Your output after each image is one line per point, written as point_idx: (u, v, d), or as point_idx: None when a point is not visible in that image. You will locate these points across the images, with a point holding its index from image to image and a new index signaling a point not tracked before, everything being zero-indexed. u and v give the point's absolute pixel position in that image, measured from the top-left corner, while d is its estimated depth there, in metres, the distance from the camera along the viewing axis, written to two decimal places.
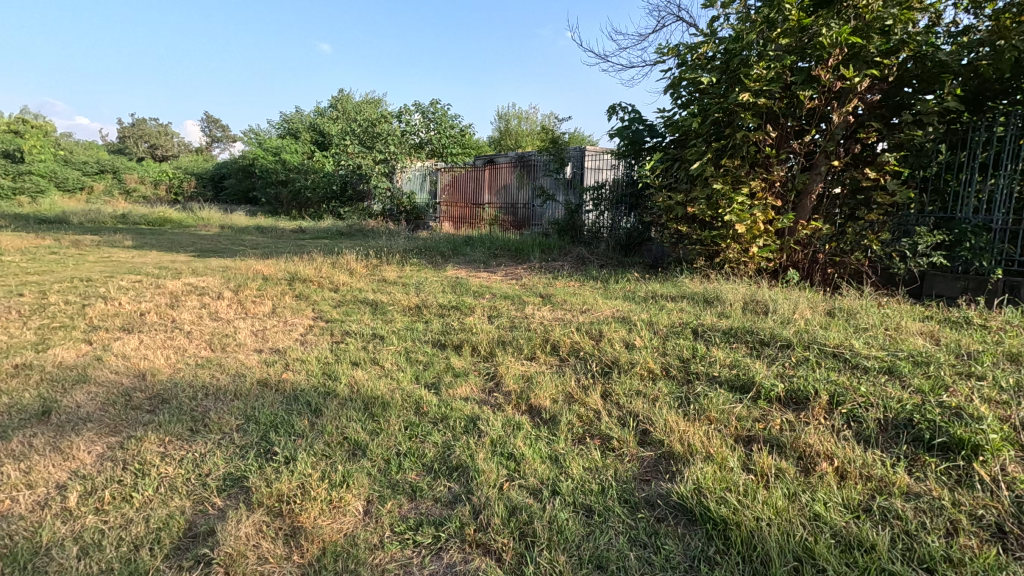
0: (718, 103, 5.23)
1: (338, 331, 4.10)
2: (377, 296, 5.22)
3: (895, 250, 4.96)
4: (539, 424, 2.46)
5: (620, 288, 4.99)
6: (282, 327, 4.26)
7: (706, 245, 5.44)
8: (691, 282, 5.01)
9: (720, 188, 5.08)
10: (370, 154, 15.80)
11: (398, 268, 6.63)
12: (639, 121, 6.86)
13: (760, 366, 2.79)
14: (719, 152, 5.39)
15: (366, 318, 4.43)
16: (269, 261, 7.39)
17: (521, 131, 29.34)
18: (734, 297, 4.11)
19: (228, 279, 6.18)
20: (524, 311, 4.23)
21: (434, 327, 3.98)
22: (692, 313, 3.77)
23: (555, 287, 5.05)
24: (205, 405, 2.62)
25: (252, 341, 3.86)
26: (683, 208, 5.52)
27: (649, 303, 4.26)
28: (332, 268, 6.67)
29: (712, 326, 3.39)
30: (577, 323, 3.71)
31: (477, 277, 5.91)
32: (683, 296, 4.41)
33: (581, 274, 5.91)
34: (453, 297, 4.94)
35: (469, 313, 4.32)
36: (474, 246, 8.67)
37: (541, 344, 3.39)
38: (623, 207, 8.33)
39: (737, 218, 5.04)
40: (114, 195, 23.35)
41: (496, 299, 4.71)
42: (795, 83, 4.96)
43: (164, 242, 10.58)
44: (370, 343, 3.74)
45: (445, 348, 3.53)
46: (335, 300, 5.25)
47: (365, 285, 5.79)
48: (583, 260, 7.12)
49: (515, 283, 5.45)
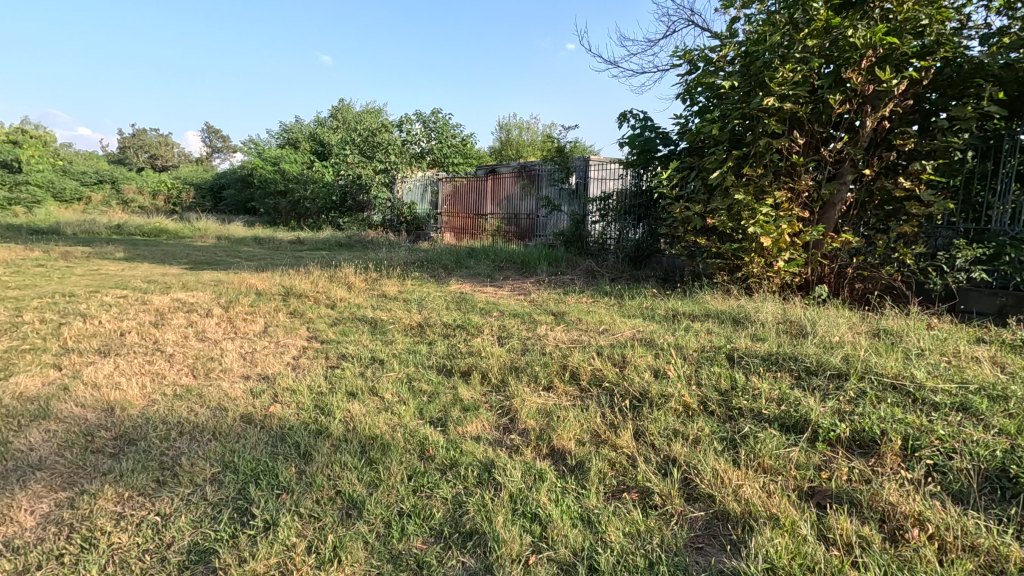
0: (739, 109, 4.93)
1: (334, 354, 3.75)
2: (377, 313, 4.89)
3: (929, 265, 4.64)
4: (564, 473, 2.11)
5: (637, 306, 4.65)
6: (273, 350, 3.92)
7: (727, 259, 5.12)
8: (713, 298, 4.68)
9: (744, 199, 4.76)
10: (371, 164, 15.53)
11: (399, 282, 6.30)
12: (650, 129, 6.56)
13: (813, 401, 2.44)
14: (740, 160, 5.08)
15: (364, 339, 4.09)
16: (264, 274, 7.06)
17: (522, 141, 29.15)
18: (765, 317, 3.77)
19: (219, 294, 5.84)
20: (536, 332, 3.89)
21: (439, 350, 3.64)
22: (723, 336, 3.43)
23: (568, 305, 4.71)
24: (177, 448, 2.28)
25: (239, 366, 3.51)
26: (702, 220, 5.19)
27: (672, 323, 3.92)
28: (330, 282, 6.35)
29: (748, 352, 3.05)
30: (596, 347, 3.37)
31: (483, 293, 5.58)
32: (708, 315, 4.07)
33: (593, 289, 5.58)
34: (458, 315, 4.60)
35: (477, 334, 3.98)
36: (478, 258, 8.34)
37: (558, 371, 3.05)
38: (631, 218, 8.03)
39: (762, 230, 4.69)
40: (112, 205, 23.08)
41: (505, 317, 4.37)
42: (822, 87, 4.65)
43: (158, 254, 10.24)
44: (368, 369, 3.40)
45: (451, 375, 3.19)
46: (333, 317, 4.91)
47: (364, 301, 5.46)
48: (593, 273, 6.80)
49: (524, 299, 5.12)
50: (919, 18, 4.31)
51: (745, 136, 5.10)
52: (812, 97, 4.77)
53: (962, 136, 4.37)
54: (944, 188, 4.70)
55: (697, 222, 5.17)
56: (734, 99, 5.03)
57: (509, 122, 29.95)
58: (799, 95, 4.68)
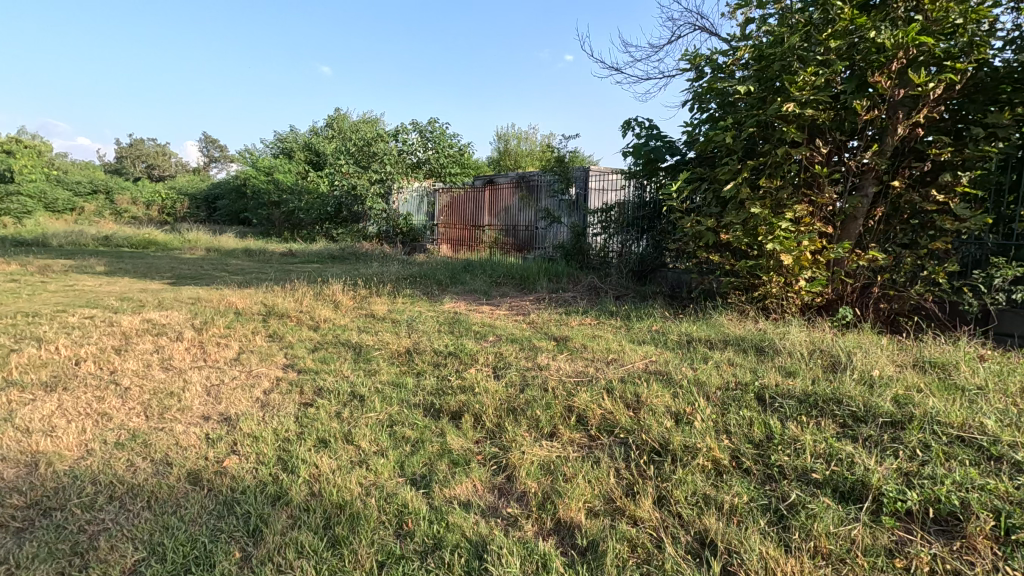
0: (754, 116, 4.56)
1: (309, 388, 3.34)
2: (363, 337, 4.48)
3: (964, 285, 4.26)
4: (573, 558, 1.71)
5: (647, 330, 4.25)
6: (243, 382, 3.50)
7: (744, 278, 4.75)
8: (729, 321, 4.30)
9: (761, 213, 4.39)
10: (366, 174, 15.20)
11: (390, 300, 5.90)
12: (656, 138, 6.20)
13: (869, 459, 2.04)
14: (755, 170, 4.71)
15: (346, 369, 3.68)
16: (246, 291, 6.66)
17: (521, 152, 28.93)
18: (793, 345, 3.38)
19: (195, 314, 5.43)
20: (537, 362, 3.49)
21: (427, 385, 3.23)
22: (748, 370, 3.03)
23: (572, 329, 4.31)
24: (100, 522, 1.88)
25: (200, 404, 3.10)
26: (714, 235, 4.82)
27: (687, 352, 3.53)
28: (315, 300, 5.95)
29: (781, 392, 2.64)
30: (604, 382, 2.97)
31: (478, 313, 5.19)
32: (728, 342, 3.67)
33: (597, 308, 5.20)
34: (451, 340, 4.18)
35: (471, 365, 3.57)
36: (474, 272, 7.96)
37: (563, 415, 2.64)
38: (635, 230, 7.66)
39: (782, 248, 4.30)
40: (105, 215, 22.74)
41: (502, 343, 3.96)
42: (845, 92, 4.28)
43: (142, 267, 9.84)
44: (346, 408, 2.98)
45: (439, 418, 2.78)
46: (315, 342, 4.50)
47: (350, 323, 5.05)
48: (595, 290, 6.43)
49: (523, 322, 4.71)
50: (952, 17, 3.96)
51: (761, 145, 4.73)
52: (834, 103, 4.41)
53: (1001, 145, 3.99)
54: (978, 201, 4.32)
55: (709, 237, 4.78)
56: (749, 105, 4.67)
57: (507, 132, 29.71)
58: (821, 101, 4.31)
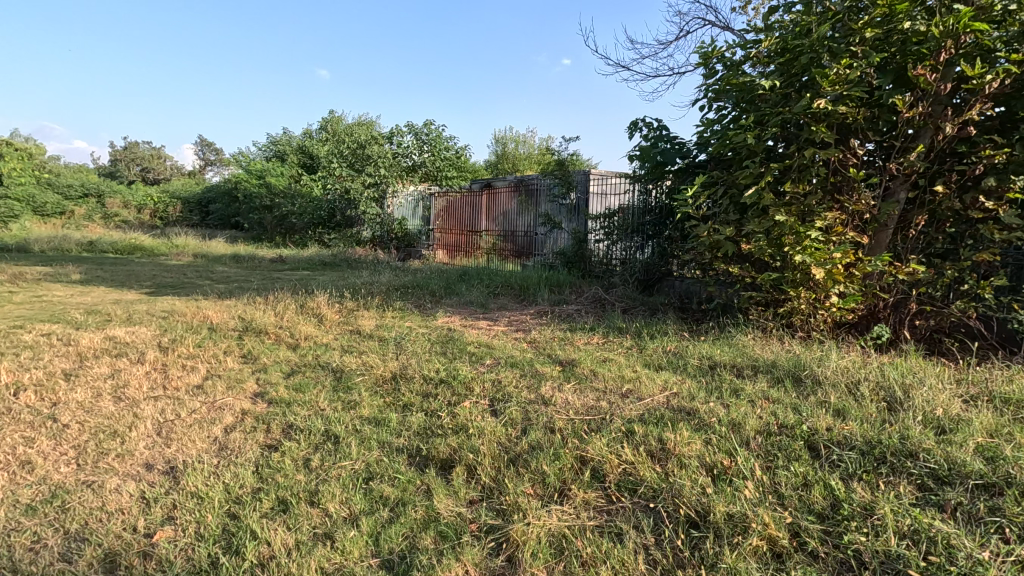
0: (777, 114, 4.15)
1: (277, 425, 2.88)
2: (344, 359, 4.01)
3: (1015, 301, 3.82)
4: None
5: (662, 353, 3.81)
6: (201, 417, 3.04)
7: (767, 292, 4.32)
8: (754, 343, 3.88)
9: (785, 222, 3.98)
10: (359, 177, 14.75)
11: (379, 314, 5.44)
12: (666, 138, 5.76)
13: (974, 544, 1.59)
14: (779, 174, 4.29)
15: (321, 401, 3.21)
16: (225, 303, 6.20)
17: (519, 155, 28.52)
18: (835, 376, 2.93)
19: (165, 330, 4.97)
20: (540, 395, 3.03)
21: (412, 424, 2.77)
22: (790, 410, 2.57)
23: (579, 351, 3.85)
24: None
25: (145, 447, 2.64)
26: (734, 244, 4.39)
27: (712, 382, 3.08)
28: (298, 314, 5.49)
29: (835, 439, 2.19)
30: (621, 422, 2.53)
31: (474, 329, 4.74)
32: (758, 369, 3.23)
33: (604, 324, 4.76)
34: (442, 363, 3.72)
35: (464, 397, 3.11)
36: (471, 281, 7.51)
37: (573, 468, 2.19)
38: (640, 237, 7.24)
39: (811, 260, 3.88)
40: (94, 219, 22.25)
41: (499, 369, 3.50)
42: (882, 86, 3.85)
43: (121, 275, 9.37)
44: (315, 454, 2.52)
45: (424, 470, 2.32)
46: (291, 364, 4.04)
47: (333, 341, 4.58)
48: (600, 302, 5.99)
49: (523, 342, 4.26)
50: (1004, 2, 3.54)
51: (785, 146, 4.32)
52: (868, 99, 4.00)
53: None
54: None
55: (728, 248, 4.36)
56: (771, 102, 4.25)
57: (505, 135, 29.29)
58: (854, 98, 3.90)
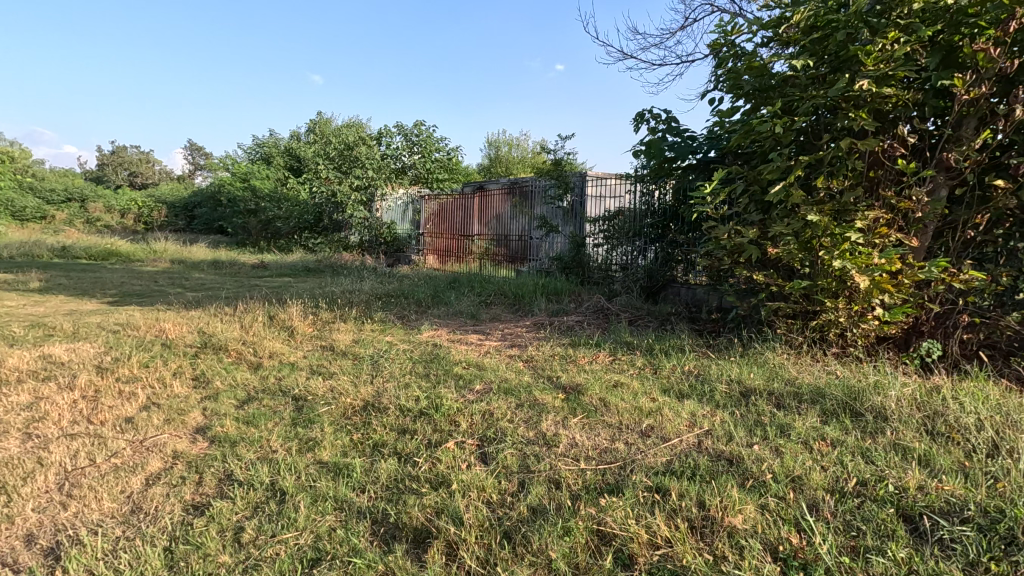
0: (808, 99, 3.64)
1: (211, 477, 2.29)
2: (310, 382, 3.43)
3: None
4: None
5: (681, 374, 3.26)
6: (121, 463, 2.46)
7: (796, 303, 3.79)
8: (787, 363, 3.34)
9: (820, 222, 3.46)
10: (347, 179, 14.15)
11: (356, 327, 4.87)
12: (674, 132, 5.24)
13: None
14: (810, 169, 3.77)
15: (274, 440, 2.63)
16: (188, 315, 5.59)
17: (512, 159, 28.07)
18: (902, 410, 2.39)
19: (112, 347, 4.37)
20: (541, 434, 2.47)
21: (380, 475, 2.21)
22: (859, 458, 2.03)
23: (584, 374, 3.30)
24: None
25: (34, 510, 2.08)
26: (759, 247, 3.86)
27: (748, 416, 2.55)
28: (266, 327, 4.91)
29: (939, 508, 1.65)
30: (646, 476, 1.99)
31: (462, 345, 4.19)
32: (801, 399, 2.69)
33: (610, 338, 4.21)
34: (423, 389, 3.15)
35: (448, 436, 2.54)
36: (461, 288, 6.94)
37: (589, 548, 1.64)
38: (643, 241, 6.70)
39: (852, 267, 3.36)
40: (74, 224, 21.51)
41: (491, 397, 2.94)
42: (932, 67, 3.34)
43: (86, 283, 8.75)
44: (252, 519, 1.96)
45: (391, 548, 1.77)
46: (248, 389, 3.46)
47: (300, 360, 3.99)
48: (603, 312, 5.44)
49: (519, 362, 3.70)
50: None
51: (816, 136, 3.80)
52: (913, 82, 3.50)
53: None
54: None
55: (753, 253, 3.82)
56: (801, 85, 3.73)
57: (497, 138, 28.86)
58: (899, 79, 3.40)
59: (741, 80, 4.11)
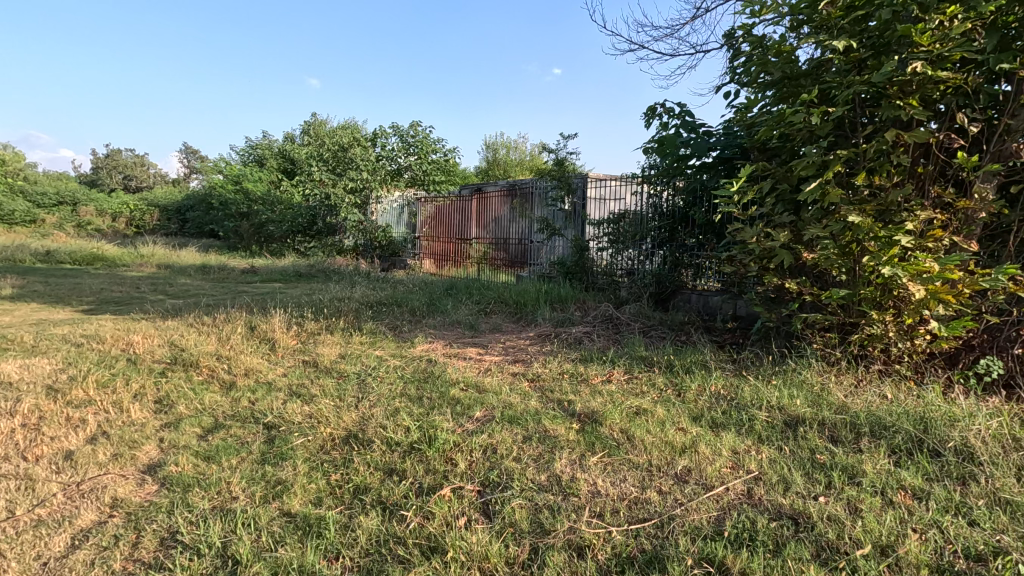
0: (848, 85, 3.25)
1: (152, 536, 1.89)
2: (285, 407, 2.99)
3: None
4: None
5: (710, 398, 2.85)
6: (48, 515, 2.05)
7: (834, 314, 3.39)
8: (830, 385, 2.94)
9: (864, 224, 3.06)
10: (340, 181, 13.73)
11: (344, 340, 4.45)
12: (689, 127, 4.84)
13: None
14: (848, 165, 3.38)
15: (235, 484, 2.21)
16: (162, 326, 5.15)
17: (511, 162, 27.66)
18: (992, 451, 1.98)
19: (71, 363, 3.93)
20: (556, 479, 2.05)
21: (358, 536, 1.81)
22: (956, 520, 1.63)
23: (600, 398, 2.87)
24: None
25: None
26: (790, 252, 3.46)
27: (799, 455, 2.14)
28: (246, 340, 4.48)
29: None
30: (690, 546, 1.59)
31: (460, 361, 3.76)
32: (862, 431, 2.27)
33: (623, 353, 3.80)
34: (415, 416, 2.72)
35: (442, 480, 2.12)
36: (459, 295, 6.52)
37: None
38: (651, 245, 6.29)
39: (904, 274, 2.96)
40: (63, 227, 21.01)
41: (492, 427, 2.51)
42: (992, 49, 2.95)
43: (64, 290, 8.30)
44: None
45: None
46: (215, 415, 3.03)
47: (279, 379, 3.55)
48: (612, 321, 5.03)
49: (524, 381, 3.28)
50: None
51: (855, 128, 3.41)
52: (969, 67, 3.10)
53: None
54: None
55: (784, 258, 3.41)
56: (838, 70, 3.34)
57: (496, 141, 28.42)
58: (955, 61, 3.01)
59: (768, 67, 3.72)
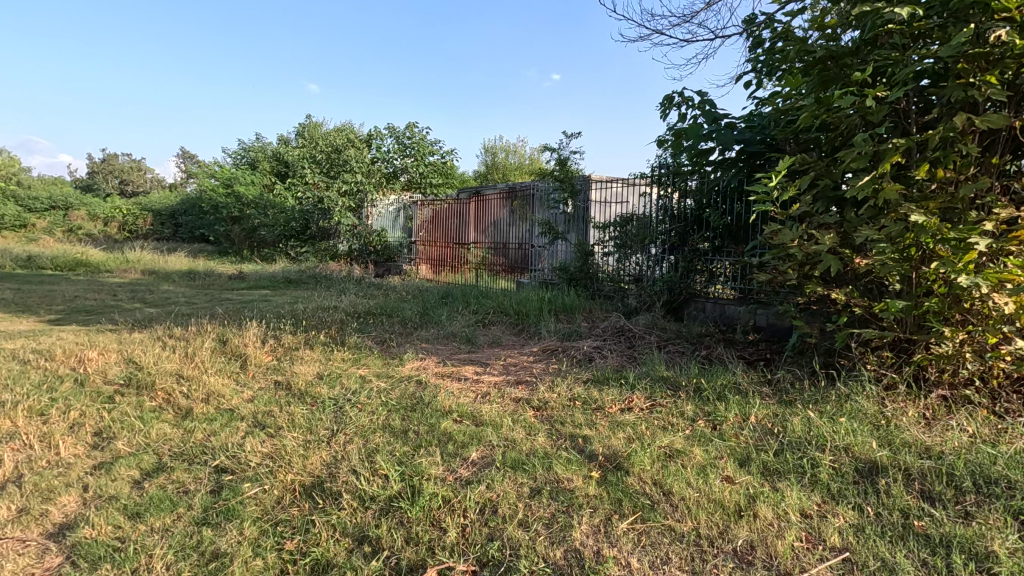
0: (906, 64, 2.82)
1: None
2: (243, 444, 2.49)
3: None
4: None
5: (754, 433, 2.36)
6: None
7: (890, 330, 2.90)
8: (896, 418, 2.45)
9: (932, 224, 2.56)
10: (335, 184, 13.27)
11: (325, 356, 3.95)
12: (709, 118, 4.36)
13: None
14: (905, 156, 2.89)
15: (158, 558, 1.72)
16: (127, 339, 4.66)
17: (511, 166, 27.16)
18: None
19: (8, 385, 3.43)
20: (576, 558, 1.57)
21: None
22: None
23: (622, 434, 2.37)
24: None
25: None
26: (837, 257, 2.97)
27: (887, 520, 1.65)
28: (214, 355, 3.98)
29: None
30: None
31: (455, 383, 3.27)
32: (964, 487, 1.77)
33: (642, 373, 3.30)
34: (398, 458, 2.22)
35: (426, 557, 1.63)
36: (455, 304, 6.03)
37: None
38: (661, 249, 5.81)
39: (985, 285, 2.47)
40: (53, 232, 20.51)
41: (491, 475, 2.01)
42: None
43: (37, 298, 7.81)
44: None
45: None
46: (159, 453, 2.53)
47: (243, 406, 3.04)
48: (623, 333, 4.53)
49: (529, 410, 2.78)
50: None
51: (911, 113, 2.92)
52: None
53: None
54: None
55: (832, 265, 2.91)
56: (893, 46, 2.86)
57: (494, 144, 27.93)
58: None
59: (806, 46, 3.24)
